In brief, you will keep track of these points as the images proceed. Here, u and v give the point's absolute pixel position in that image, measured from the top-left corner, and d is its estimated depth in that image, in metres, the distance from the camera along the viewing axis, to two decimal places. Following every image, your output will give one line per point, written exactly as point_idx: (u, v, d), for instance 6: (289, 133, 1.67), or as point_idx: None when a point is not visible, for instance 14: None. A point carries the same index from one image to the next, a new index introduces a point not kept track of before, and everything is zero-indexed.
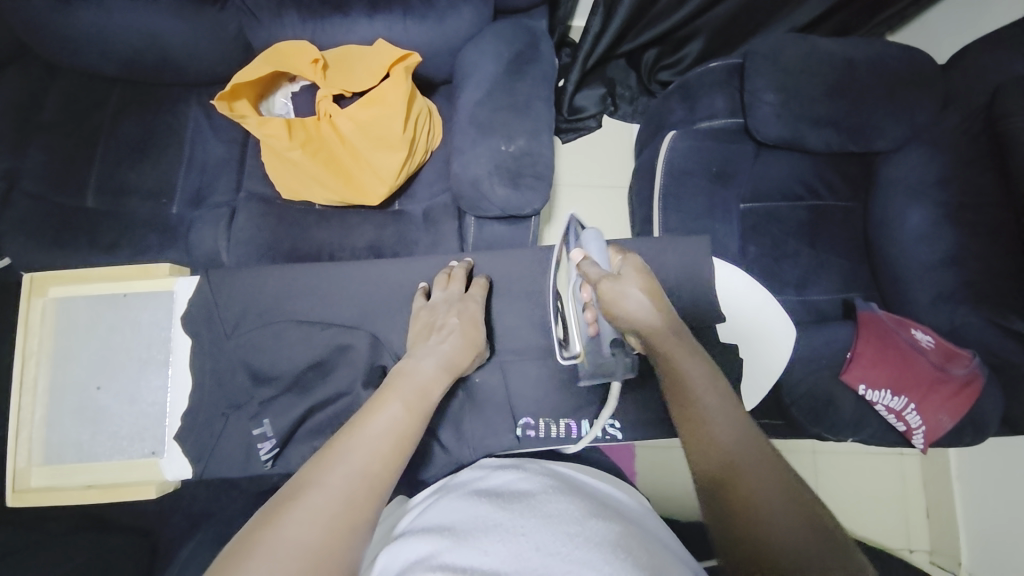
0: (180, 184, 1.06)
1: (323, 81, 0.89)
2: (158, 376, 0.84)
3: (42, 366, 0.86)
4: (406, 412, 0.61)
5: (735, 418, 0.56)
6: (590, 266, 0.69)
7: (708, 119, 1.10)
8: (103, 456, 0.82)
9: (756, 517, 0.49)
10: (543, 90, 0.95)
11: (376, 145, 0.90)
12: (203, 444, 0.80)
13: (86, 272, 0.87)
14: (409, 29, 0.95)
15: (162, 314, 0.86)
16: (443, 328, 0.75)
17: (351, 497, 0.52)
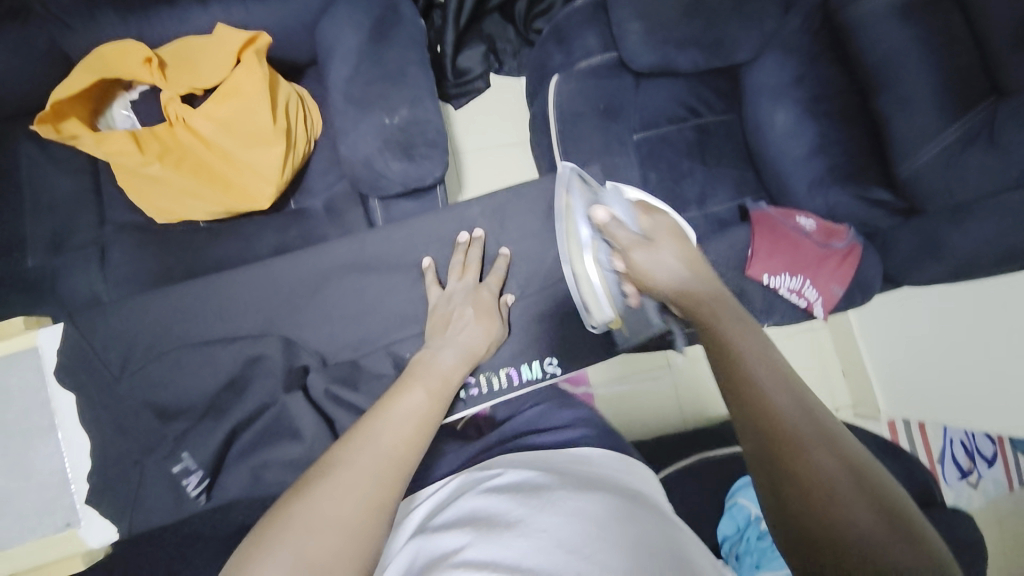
0: (29, 233, 0.91)
1: (165, 82, 0.81)
2: (46, 444, 0.76)
3: None
4: (430, 399, 0.62)
5: (756, 337, 0.57)
6: (617, 229, 0.75)
7: (586, 58, 1.12)
8: (12, 542, 0.74)
9: (771, 422, 0.50)
10: (416, 54, 0.92)
11: (248, 143, 0.83)
12: (124, 500, 0.75)
13: None
14: (253, 10, 0.87)
15: (32, 377, 0.77)
16: (460, 317, 0.76)
17: (372, 477, 0.51)
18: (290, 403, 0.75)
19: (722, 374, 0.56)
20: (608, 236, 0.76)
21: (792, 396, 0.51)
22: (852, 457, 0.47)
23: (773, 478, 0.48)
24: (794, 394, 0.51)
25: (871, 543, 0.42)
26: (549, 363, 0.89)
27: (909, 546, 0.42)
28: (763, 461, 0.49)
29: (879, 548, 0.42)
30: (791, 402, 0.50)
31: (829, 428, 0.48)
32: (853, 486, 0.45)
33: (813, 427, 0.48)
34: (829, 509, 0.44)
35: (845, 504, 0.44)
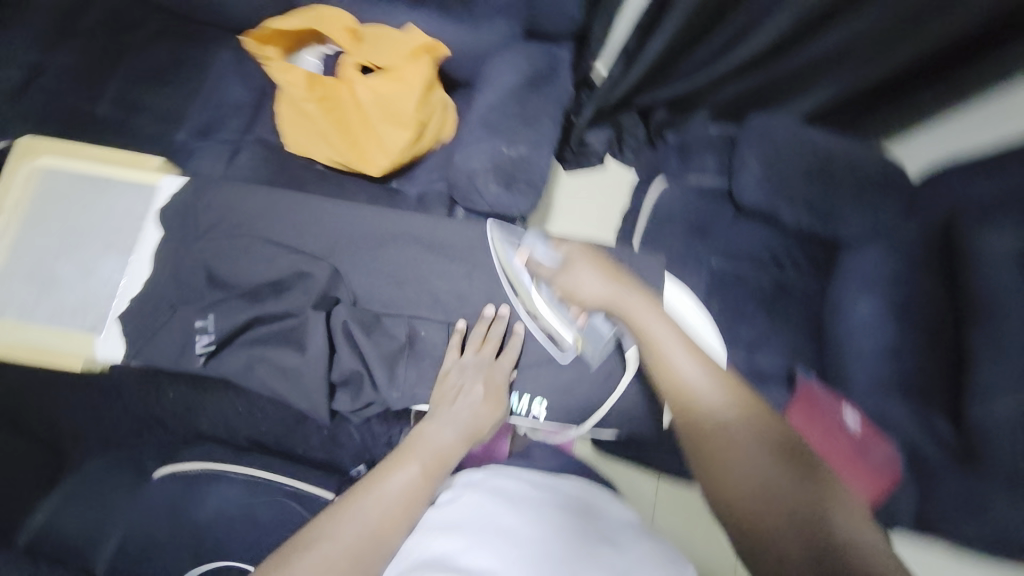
0: (192, 114, 1.09)
1: (354, 50, 0.96)
2: (115, 260, 0.87)
3: (16, 221, 0.89)
4: (422, 476, 0.69)
5: (709, 372, 0.65)
6: (537, 262, 0.82)
7: (698, 176, 1.21)
8: (45, 319, 0.84)
9: (724, 460, 0.57)
10: (554, 110, 1.03)
11: (388, 119, 0.95)
12: (144, 329, 0.82)
13: (81, 147, 0.93)
14: (445, 26, 1.05)
15: (139, 205, 0.89)
16: (468, 395, 0.78)
17: (352, 549, 0.59)
18: (310, 320, 0.81)
19: (679, 422, 0.63)
20: (530, 270, 0.83)
21: (741, 427, 0.59)
22: (802, 464, 0.55)
23: (737, 514, 0.54)
24: (744, 424, 0.59)
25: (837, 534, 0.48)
26: (535, 405, 0.86)
27: (864, 525, 0.49)
28: (723, 497, 0.56)
29: (844, 542, 0.48)
30: (744, 432, 0.58)
31: (778, 446, 0.57)
32: (810, 488, 0.53)
33: (764, 452, 0.56)
34: (791, 517, 0.51)
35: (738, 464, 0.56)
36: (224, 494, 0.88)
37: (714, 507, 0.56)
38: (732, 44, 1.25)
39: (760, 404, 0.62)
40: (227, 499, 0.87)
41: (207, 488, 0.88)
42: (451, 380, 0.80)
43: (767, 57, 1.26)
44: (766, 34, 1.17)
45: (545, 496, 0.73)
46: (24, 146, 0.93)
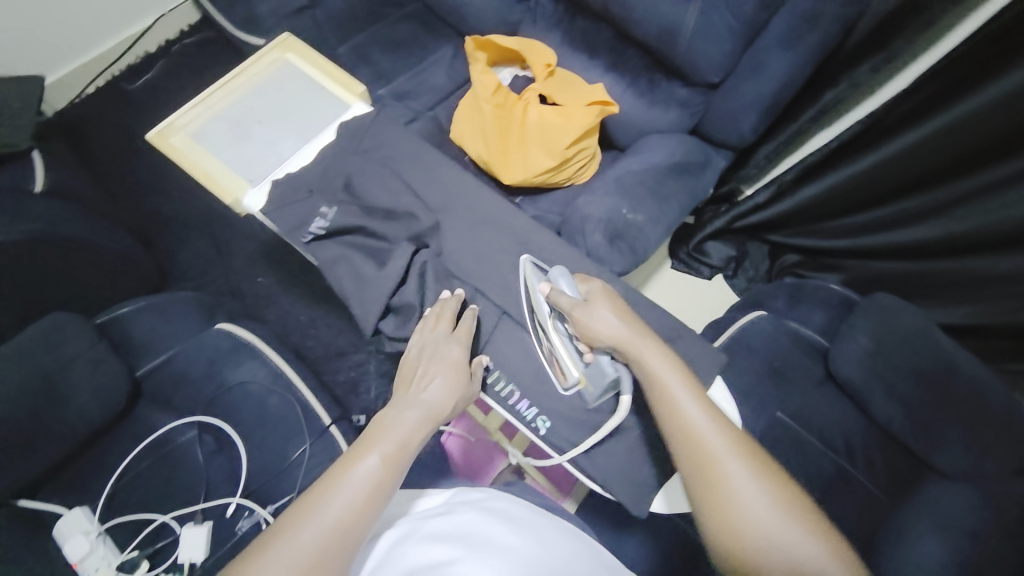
0: (399, 80, 1.32)
1: (542, 81, 1.07)
2: (295, 142, 1.03)
3: (246, 80, 1.07)
4: (383, 466, 0.66)
5: (717, 424, 0.65)
6: (560, 297, 0.83)
7: (799, 323, 1.15)
8: (223, 157, 1.00)
9: (736, 518, 0.60)
10: (685, 200, 1.08)
11: (540, 144, 1.06)
12: (281, 198, 0.96)
13: (317, 54, 1.11)
14: (626, 95, 1.17)
15: (333, 113, 1.06)
16: (424, 380, 0.79)
17: (316, 553, 0.58)
18: (400, 248, 0.93)
19: (693, 485, 0.64)
20: (551, 303, 0.84)
21: (750, 479, 0.61)
22: (805, 514, 0.60)
23: (748, 568, 0.58)
24: (753, 477, 0.61)
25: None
26: (540, 420, 0.88)
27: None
28: (734, 551, 0.59)
29: None
30: (754, 487, 0.61)
31: (788, 499, 0.61)
32: (819, 544, 0.58)
33: (776, 507, 0.60)
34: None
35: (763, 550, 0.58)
36: (256, 371, 0.99)
37: (726, 556, 0.60)
38: (893, 224, 1.21)
39: (770, 459, 0.64)
40: (254, 376, 0.98)
41: (243, 359, 0.99)
42: (413, 361, 0.82)
43: (924, 253, 1.19)
44: (933, 227, 1.14)
45: (537, 524, 0.75)
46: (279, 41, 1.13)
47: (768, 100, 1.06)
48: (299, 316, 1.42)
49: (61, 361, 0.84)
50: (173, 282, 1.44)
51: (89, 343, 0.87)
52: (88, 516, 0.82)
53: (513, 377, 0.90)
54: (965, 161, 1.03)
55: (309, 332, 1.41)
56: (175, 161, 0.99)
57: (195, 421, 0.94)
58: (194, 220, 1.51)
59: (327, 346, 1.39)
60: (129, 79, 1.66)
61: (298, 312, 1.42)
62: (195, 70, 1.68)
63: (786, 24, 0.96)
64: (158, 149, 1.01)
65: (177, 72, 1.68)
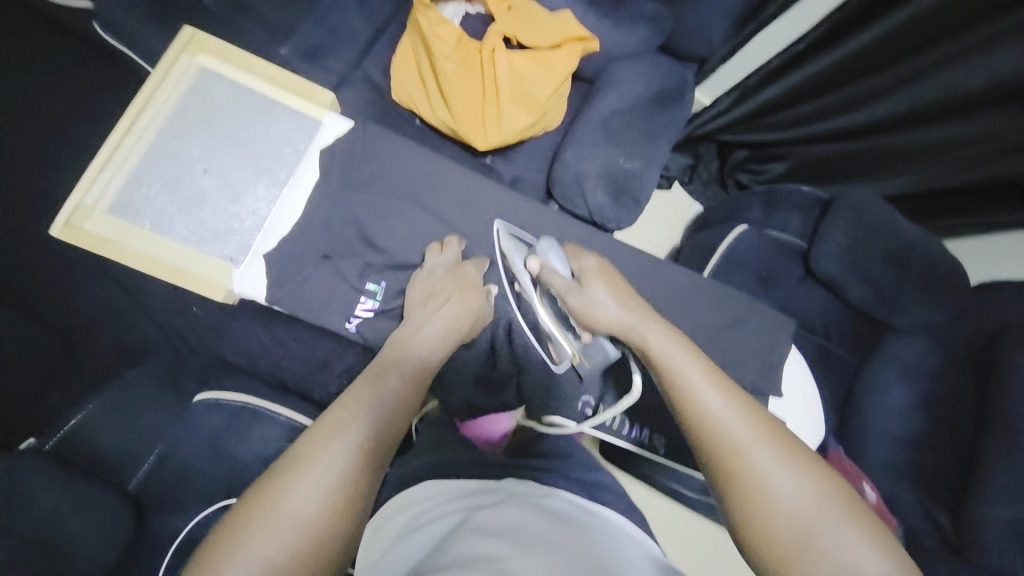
0: (301, 32, 1.02)
1: (503, 20, 0.91)
2: (265, 189, 0.89)
3: (159, 118, 0.87)
4: (405, 384, 0.68)
5: (738, 406, 0.60)
6: (553, 276, 0.78)
7: (778, 231, 1.20)
8: (178, 236, 0.84)
9: (765, 514, 0.54)
10: (672, 133, 1.03)
11: (517, 97, 0.92)
12: (286, 274, 0.87)
13: (247, 62, 0.92)
14: (586, 18, 1.02)
15: (301, 137, 0.91)
16: (443, 296, 0.82)
17: (353, 475, 0.55)
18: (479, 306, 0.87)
19: (710, 466, 0.58)
20: (544, 280, 0.80)
21: (778, 465, 0.56)
22: (847, 509, 0.55)
23: (781, 570, 0.53)
24: (779, 462, 0.56)
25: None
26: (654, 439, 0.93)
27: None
28: (763, 551, 0.54)
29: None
30: (787, 478, 0.55)
31: (820, 486, 0.56)
32: (867, 543, 0.53)
33: (810, 502, 0.54)
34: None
35: (792, 543, 0.53)
36: (269, 435, 0.85)
37: (752, 545, 0.55)
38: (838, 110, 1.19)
39: (808, 453, 0.58)
40: (269, 442, 0.85)
41: (249, 425, 0.85)
42: (423, 287, 0.84)
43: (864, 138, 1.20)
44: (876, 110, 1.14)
45: (571, 519, 0.65)
46: (188, 37, 0.90)
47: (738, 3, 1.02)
48: (260, 339, 1.14)
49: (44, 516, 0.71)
50: (81, 343, 1.13)
51: (64, 486, 0.74)
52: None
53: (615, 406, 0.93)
54: (906, 40, 1.04)
55: (279, 354, 1.14)
56: (122, 259, 0.82)
57: (221, 506, 0.80)
58: (66, 260, 1.14)
59: (306, 364, 1.13)
60: None
61: (259, 335, 1.14)
62: None
63: None
64: (82, 248, 0.82)
65: None
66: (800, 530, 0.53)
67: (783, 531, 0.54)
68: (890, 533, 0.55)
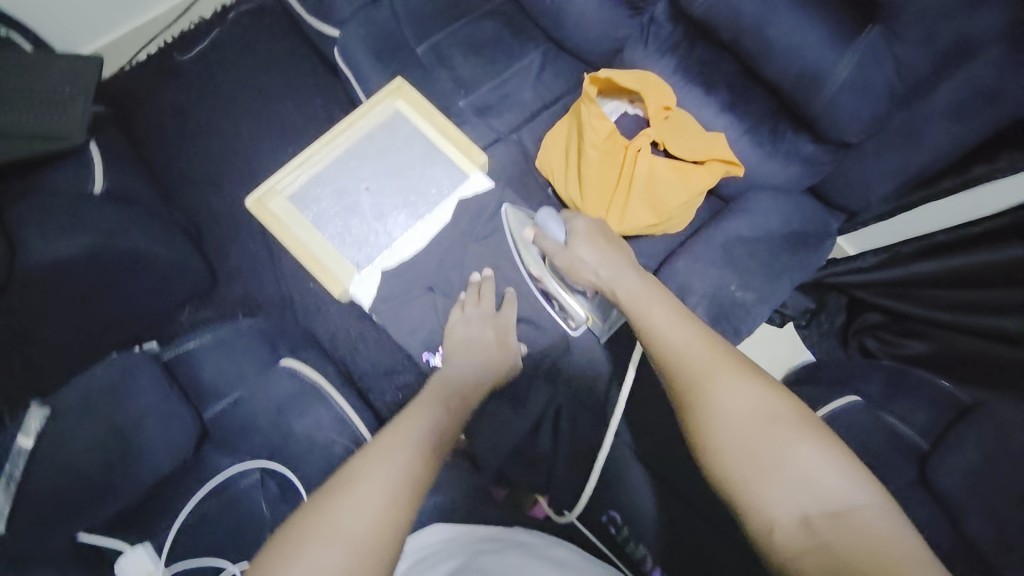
0: (481, 92, 1.18)
1: (656, 126, 0.95)
2: (406, 219, 1.02)
3: (350, 139, 1.04)
4: (447, 412, 0.76)
5: (690, 334, 0.68)
6: (546, 241, 0.90)
7: (898, 419, 1.01)
8: (327, 234, 0.98)
9: (717, 430, 0.59)
10: (797, 275, 0.98)
11: (647, 198, 0.95)
12: (395, 291, 1.00)
13: (431, 112, 1.06)
14: (740, 142, 1.04)
15: (451, 184, 1.04)
16: (480, 339, 0.91)
17: (399, 497, 0.58)
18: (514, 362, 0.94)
19: (673, 395, 0.65)
20: (541, 245, 0.92)
21: (733, 388, 0.61)
22: (799, 422, 0.57)
23: (743, 487, 0.55)
24: (736, 386, 0.61)
25: (842, 510, 0.51)
26: None
27: (864, 488, 0.52)
28: (720, 473, 0.58)
29: (842, 487, 0.52)
30: (741, 396, 0.60)
31: (774, 409, 0.59)
32: (821, 453, 0.55)
33: (758, 414, 0.58)
34: (797, 487, 0.53)
35: (744, 458, 0.56)
36: (321, 419, 0.92)
37: (711, 470, 0.59)
38: (977, 308, 1.07)
39: (761, 376, 0.62)
40: (319, 423, 0.91)
41: (312, 405, 0.93)
42: (458, 338, 0.93)
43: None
44: None
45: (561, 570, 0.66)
46: (396, 85, 1.08)
47: (912, 170, 0.97)
48: (349, 327, 1.28)
49: (133, 418, 0.83)
50: (220, 282, 1.33)
51: (161, 397, 0.85)
52: (151, 556, 0.75)
53: (643, 538, 0.81)
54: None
55: (356, 346, 1.27)
56: (278, 235, 0.97)
57: (259, 465, 0.88)
58: (238, 212, 1.39)
59: (375, 364, 1.25)
60: (181, 50, 1.52)
61: (349, 321, 1.29)
62: (249, 42, 1.53)
63: (959, 94, 0.86)
64: (257, 219, 0.99)
65: (229, 43, 1.53)
66: (752, 447, 0.56)
67: (732, 445, 0.57)
68: (844, 442, 0.57)
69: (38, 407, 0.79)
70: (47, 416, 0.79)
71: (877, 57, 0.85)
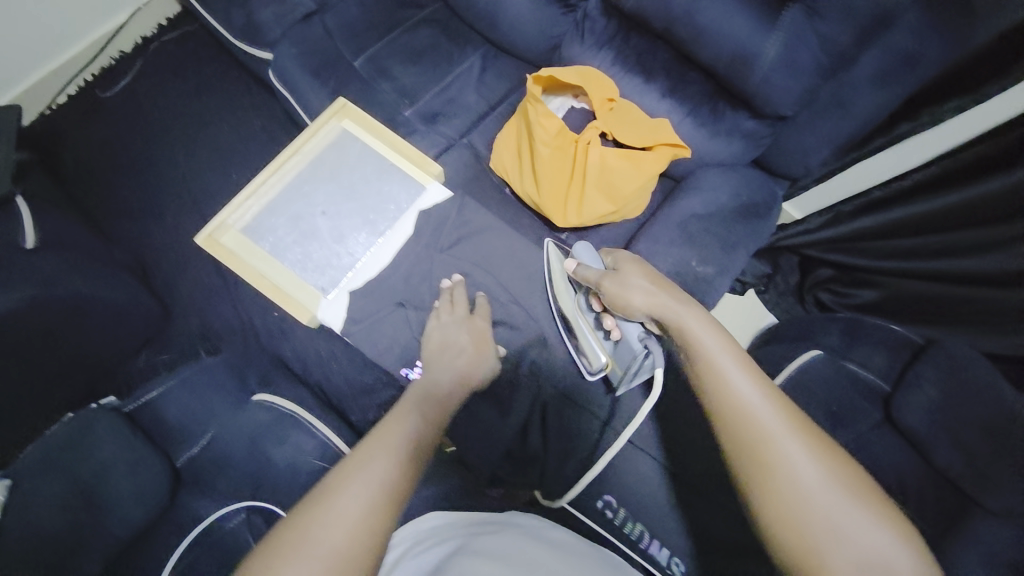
0: (426, 99, 1.18)
1: (603, 118, 0.98)
2: (367, 237, 1.02)
3: (299, 164, 1.02)
4: (426, 419, 0.75)
5: (773, 401, 0.62)
6: (587, 273, 0.88)
7: (860, 364, 1.08)
8: (288, 263, 0.97)
9: (793, 504, 0.56)
10: (751, 244, 1.03)
11: (602, 188, 0.98)
12: (366, 311, 1.00)
13: (379, 129, 1.05)
14: (683, 124, 1.08)
15: (408, 199, 1.05)
16: (455, 343, 0.90)
17: (373, 506, 0.58)
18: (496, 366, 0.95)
19: (739, 454, 0.60)
20: (579, 276, 0.90)
21: (806, 457, 0.58)
22: (867, 496, 0.57)
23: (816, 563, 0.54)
24: (808, 454, 0.58)
25: None
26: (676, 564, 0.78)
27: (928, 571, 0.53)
28: (790, 544, 0.56)
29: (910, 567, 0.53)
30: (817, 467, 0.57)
31: (847, 482, 0.57)
32: (889, 534, 0.54)
33: (831, 488, 0.56)
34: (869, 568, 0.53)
35: (817, 534, 0.55)
36: (303, 446, 0.90)
37: (780, 540, 0.56)
38: (916, 253, 1.15)
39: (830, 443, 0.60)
40: (302, 451, 0.89)
41: (290, 432, 0.91)
42: (433, 343, 0.92)
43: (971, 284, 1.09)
44: (983, 262, 1.04)
45: (553, 546, 0.68)
46: (340, 103, 1.06)
47: (843, 135, 1.03)
48: (320, 349, 1.25)
49: (98, 469, 0.79)
50: (175, 320, 1.27)
51: (125, 445, 0.82)
52: None
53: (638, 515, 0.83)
54: (988, 210, 1.01)
55: (331, 369, 1.24)
56: (236, 270, 0.95)
57: (241, 506, 0.83)
58: (188, 246, 1.33)
59: (352, 384, 1.23)
60: (103, 86, 1.44)
61: (319, 344, 1.26)
62: (177, 69, 1.47)
63: (875, 62, 0.93)
64: (211, 255, 0.96)
65: (155, 72, 1.46)
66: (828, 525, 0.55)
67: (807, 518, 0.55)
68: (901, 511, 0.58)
69: None
70: (7, 487, 0.75)
71: (800, 34, 0.90)
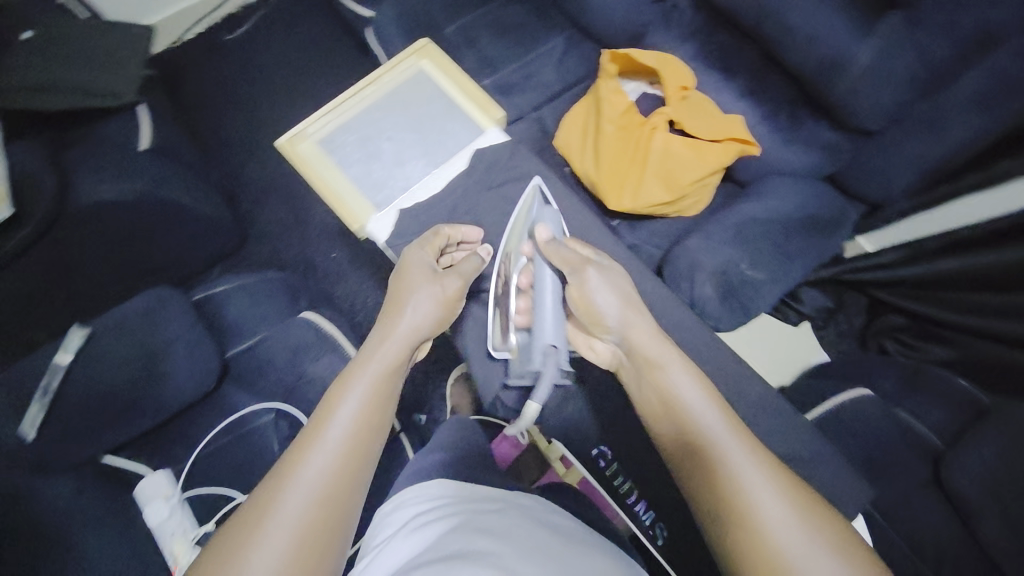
0: (505, 72, 1.22)
1: (675, 103, 0.97)
2: (424, 165, 1.06)
3: (377, 91, 1.10)
4: (389, 365, 0.73)
5: (762, 480, 0.58)
6: (551, 250, 0.83)
7: (913, 415, 0.97)
8: (350, 175, 1.05)
9: None
10: (811, 259, 0.99)
11: (663, 172, 0.96)
12: (407, 232, 1.00)
13: (453, 69, 1.11)
14: (757, 127, 1.05)
15: (468, 137, 1.08)
16: (420, 295, 0.79)
17: (333, 477, 0.60)
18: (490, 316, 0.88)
19: (723, 541, 0.58)
20: (543, 248, 0.85)
21: (793, 549, 0.54)
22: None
23: None
24: (797, 544, 0.54)
25: None
26: (657, 527, 0.80)
27: None
28: None
29: None
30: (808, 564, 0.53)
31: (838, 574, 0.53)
32: None
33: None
34: None
35: None
36: (334, 367, 0.96)
37: None
38: (1006, 312, 1.02)
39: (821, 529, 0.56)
40: (331, 372, 0.95)
41: (323, 351, 0.97)
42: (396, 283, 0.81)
43: None
44: None
45: (551, 531, 0.65)
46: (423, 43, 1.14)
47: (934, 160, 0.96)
48: (368, 295, 1.33)
49: (162, 341, 0.88)
50: (248, 245, 1.40)
51: (189, 326, 0.91)
52: (168, 481, 0.85)
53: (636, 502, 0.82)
54: None
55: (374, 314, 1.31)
56: (305, 174, 1.04)
57: (272, 407, 0.95)
58: (272, 182, 1.46)
59: None
60: (227, 30, 1.61)
61: (369, 290, 1.33)
62: (291, 23, 1.61)
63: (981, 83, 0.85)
64: (288, 157, 1.06)
65: (271, 24, 1.61)
66: None
67: None
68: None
69: (79, 327, 0.85)
70: (85, 336, 0.85)
71: (899, 43, 0.85)
